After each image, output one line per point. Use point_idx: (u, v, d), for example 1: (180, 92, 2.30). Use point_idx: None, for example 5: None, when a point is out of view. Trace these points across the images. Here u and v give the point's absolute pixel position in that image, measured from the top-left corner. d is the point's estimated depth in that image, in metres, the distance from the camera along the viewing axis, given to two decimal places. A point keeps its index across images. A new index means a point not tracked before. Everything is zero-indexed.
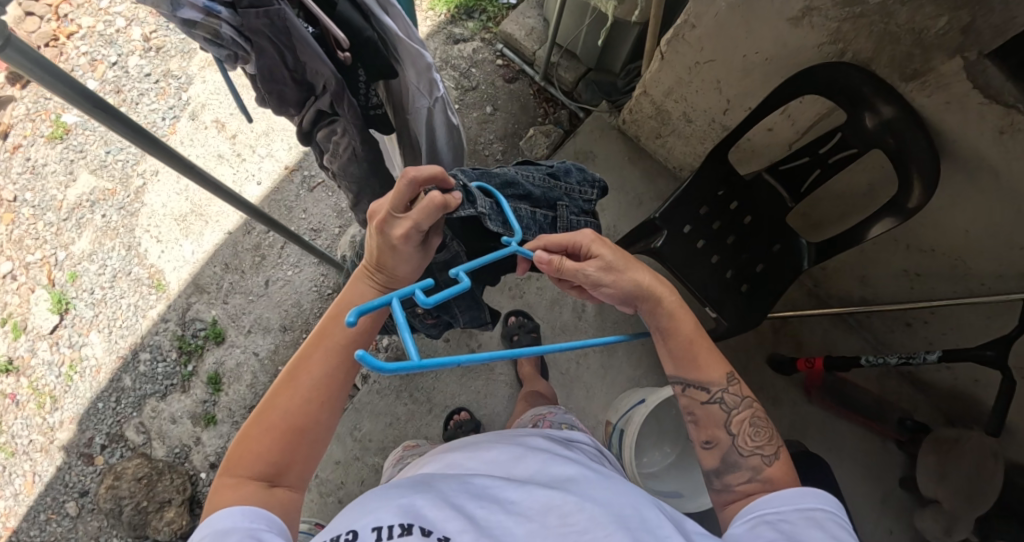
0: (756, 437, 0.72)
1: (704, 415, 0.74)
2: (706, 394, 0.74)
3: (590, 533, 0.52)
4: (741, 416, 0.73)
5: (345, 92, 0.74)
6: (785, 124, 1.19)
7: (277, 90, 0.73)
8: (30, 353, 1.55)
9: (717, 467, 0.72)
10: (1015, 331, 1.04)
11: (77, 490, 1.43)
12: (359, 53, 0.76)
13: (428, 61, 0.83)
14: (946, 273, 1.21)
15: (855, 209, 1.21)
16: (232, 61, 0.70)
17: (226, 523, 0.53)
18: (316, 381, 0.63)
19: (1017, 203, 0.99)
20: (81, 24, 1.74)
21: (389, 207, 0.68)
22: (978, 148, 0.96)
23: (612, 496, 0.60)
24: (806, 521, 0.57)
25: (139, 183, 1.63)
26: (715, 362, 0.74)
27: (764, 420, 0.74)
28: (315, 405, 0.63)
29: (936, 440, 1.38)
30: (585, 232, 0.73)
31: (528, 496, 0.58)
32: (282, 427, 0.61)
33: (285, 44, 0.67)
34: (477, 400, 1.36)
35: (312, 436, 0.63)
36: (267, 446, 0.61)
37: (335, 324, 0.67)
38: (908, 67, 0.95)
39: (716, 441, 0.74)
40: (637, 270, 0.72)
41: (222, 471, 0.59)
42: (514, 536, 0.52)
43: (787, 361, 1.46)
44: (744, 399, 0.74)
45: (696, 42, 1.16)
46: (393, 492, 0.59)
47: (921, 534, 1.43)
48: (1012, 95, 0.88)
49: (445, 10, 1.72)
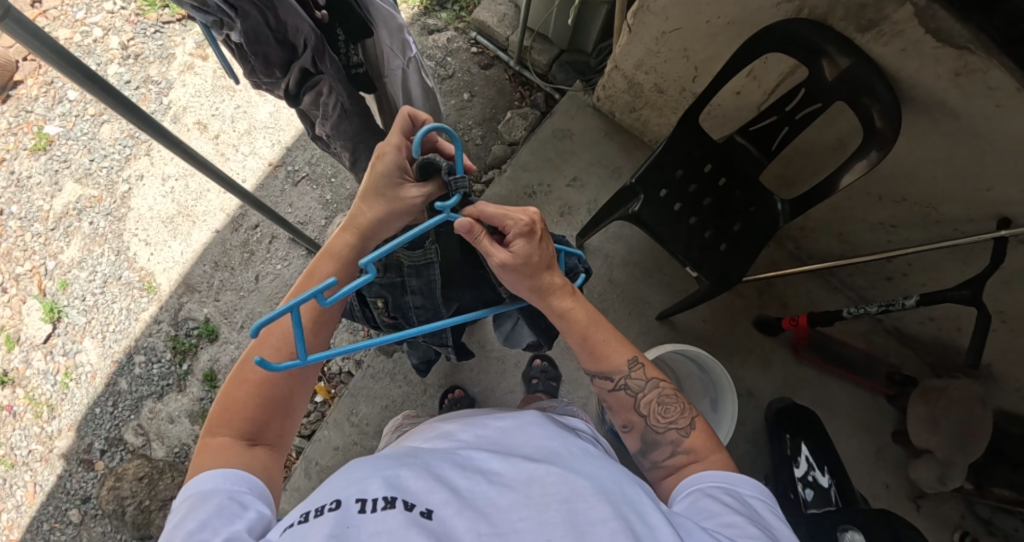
0: (666, 413, 0.78)
1: (614, 402, 0.80)
2: (611, 383, 0.79)
3: (572, 503, 0.52)
4: (649, 397, 0.79)
5: (323, 48, 0.76)
6: (752, 87, 1.23)
7: (262, 53, 0.74)
8: (25, 364, 1.55)
9: (640, 449, 0.79)
10: (988, 271, 1.07)
11: (79, 497, 1.43)
12: (336, 11, 0.78)
13: (400, 22, 0.85)
14: (918, 221, 1.26)
15: (824, 163, 1.25)
16: (217, 26, 0.70)
17: (207, 486, 0.54)
18: (289, 333, 0.65)
19: (979, 143, 1.02)
20: (57, 36, 1.76)
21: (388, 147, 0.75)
22: (937, 92, 1.00)
23: (594, 471, 0.60)
24: (743, 498, 0.64)
25: (124, 189, 1.65)
26: (618, 352, 0.78)
27: (673, 394, 0.80)
28: (286, 351, 0.64)
29: (923, 391, 1.41)
30: (518, 222, 0.69)
31: (514, 469, 0.58)
32: (259, 382, 0.63)
33: (268, 5, 0.69)
34: (470, 378, 1.37)
35: (289, 391, 0.65)
36: (245, 403, 0.62)
37: (309, 278, 0.69)
38: (864, 18, 0.99)
39: (632, 425, 0.80)
40: (551, 275, 0.73)
41: (204, 432, 0.61)
42: (499, 506, 0.52)
43: (773, 321, 1.49)
44: (650, 380, 0.79)
45: (661, 12, 1.19)
46: (377, 461, 0.58)
47: (916, 484, 1.46)
48: (963, 37, 0.91)
49: (418, 2, 1.75)
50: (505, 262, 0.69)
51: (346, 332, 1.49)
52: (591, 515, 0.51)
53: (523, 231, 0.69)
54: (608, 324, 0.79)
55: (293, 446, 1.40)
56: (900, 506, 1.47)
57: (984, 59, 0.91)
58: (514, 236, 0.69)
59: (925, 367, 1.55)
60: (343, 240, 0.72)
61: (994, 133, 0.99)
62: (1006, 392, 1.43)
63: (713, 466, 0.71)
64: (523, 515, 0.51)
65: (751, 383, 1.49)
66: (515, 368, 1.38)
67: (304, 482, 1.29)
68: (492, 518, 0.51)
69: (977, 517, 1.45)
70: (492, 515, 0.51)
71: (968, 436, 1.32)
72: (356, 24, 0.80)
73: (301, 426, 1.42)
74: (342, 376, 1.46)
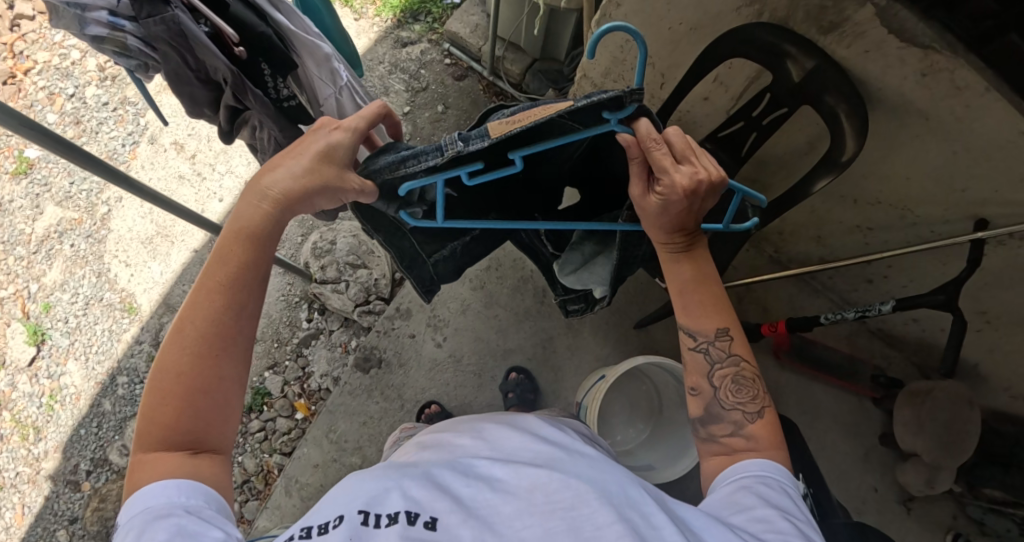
0: (738, 394, 0.71)
1: (689, 360, 0.74)
2: (693, 341, 0.73)
3: (578, 510, 0.46)
4: (725, 371, 0.72)
5: (247, 87, 0.72)
6: (719, 92, 1.23)
7: (187, 91, 0.74)
8: (10, 387, 1.57)
9: (702, 417, 0.73)
10: (964, 275, 1.05)
11: (66, 518, 1.42)
12: (255, 47, 0.74)
13: (327, 50, 0.86)
14: (895, 223, 1.24)
15: (796, 167, 1.24)
16: (143, 70, 0.72)
17: (154, 503, 0.48)
18: (204, 329, 0.54)
19: (951, 143, 1.00)
20: (37, 59, 1.79)
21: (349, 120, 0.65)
22: (903, 92, 0.98)
23: (595, 473, 0.54)
24: (781, 489, 0.60)
25: (104, 210, 1.67)
26: (712, 313, 0.71)
27: (752, 379, 0.72)
28: (207, 359, 0.54)
29: (909, 393, 1.36)
30: (676, 197, 0.63)
31: (516, 475, 0.53)
32: (181, 391, 0.53)
33: (185, 47, 0.67)
34: (447, 392, 1.37)
35: (222, 397, 0.55)
36: (172, 416, 0.52)
37: (216, 264, 0.56)
38: (824, 20, 0.98)
39: (700, 390, 0.74)
40: (664, 240, 0.71)
41: (137, 451, 0.53)
42: (503, 515, 0.48)
43: (753, 329, 1.48)
44: (732, 355, 0.72)
45: (623, 19, 1.21)
46: (378, 473, 0.55)
47: (905, 489, 1.43)
48: (925, 36, 0.88)
49: (392, 15, 1.78)
50: (638, 204, 0.68)
51: (325, 349, 1.51)
52: (597, 520, 0.45)
53: (671, 200, 0.63)
54: (721, 285, 0.73)
55: (274, 462, 1.42)
56: (889, 510, 1.45)
57: (949, 59, 0.88)
58: (661, 195, 0.64)
59: (912, 369, 1.52)
60: (258, 211, 0.58)
61: (962, 132, 0.96)
62: (993, 393, 1.41)
63: (770, 458, 0.65)
64: (527, 523, 0.46)
65: None
66: (492, 381, 1.38)
67: (284, 501, 1.28)
68: (496, 526, 0.47)
69: (968, 518, 1.42)
70: (497, 524, 0.47)
71: (955, 439, 1.30)
72: (280, 59, 0.77)
73: (281, 443, 1.43)
74: (322, 393, 1.48)
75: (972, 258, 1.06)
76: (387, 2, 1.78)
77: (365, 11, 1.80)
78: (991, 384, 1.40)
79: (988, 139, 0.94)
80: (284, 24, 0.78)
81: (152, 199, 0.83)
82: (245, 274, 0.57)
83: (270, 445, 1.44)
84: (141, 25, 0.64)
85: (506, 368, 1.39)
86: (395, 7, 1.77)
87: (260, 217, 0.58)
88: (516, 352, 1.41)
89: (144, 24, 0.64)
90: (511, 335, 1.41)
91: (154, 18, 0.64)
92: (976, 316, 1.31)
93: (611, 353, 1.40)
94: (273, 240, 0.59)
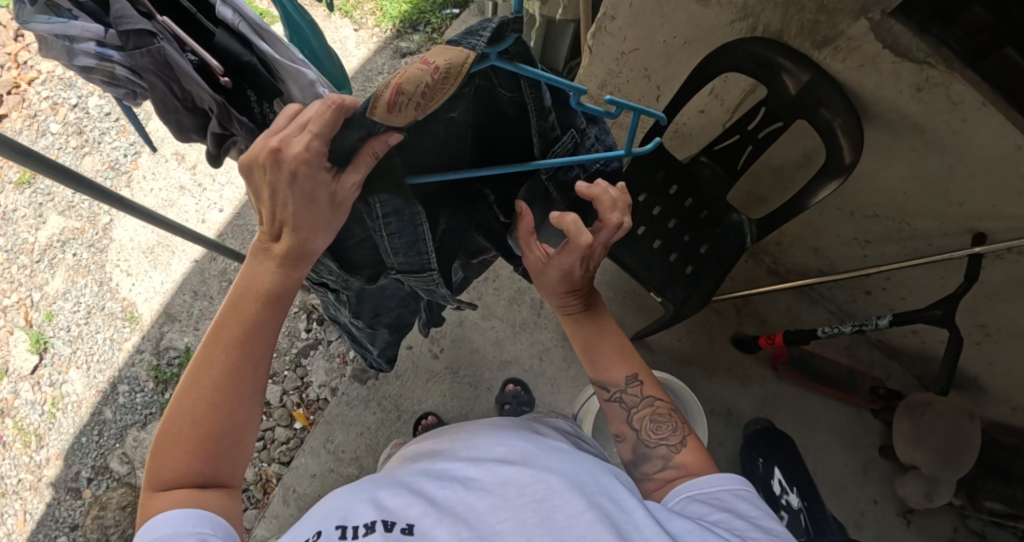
0: (659, 430, 0.73)
1: (607, 410, 0.77)
2: (607, 393, 0.76)
3: (548, 500, 0.47)
4: (642, 413, 0.75)
5: (233, 115, 0.66)
6: (715, 105, 1.23)
7: (174, 118, 0.68)
8: (12, 395, 1.58)
9: (631, 460, 0.74)
10: (962, 291, 1.04)
11: (67, 525, 1.43)
12: (239, 74, 0.68)
13: (310, 77, 0.72)
14: (892, 236, 1.24)
15: (792, 180, 1.24)
16: (133, 96, 0.70)
17: (167, 531, 0.47)
18: (219, 380, 0.54)
19: (948, 157, 0.99)
20: (40, 69, 1.81)
21: (316, 144, 0.46)
22: (899, 106, 0.97)
23: (566, 465, 0.54)
24: (736, 496, 0.59)
25: (105, 220, 1.70)
26: (617, 364, 0.76)
27: (669, 413, 0.74)
28: (225, 406, 0.54)
29: (908, 406, 1.36)
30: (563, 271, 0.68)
31: (489, 472, 0.52)
32: (197, 436, 0.53)
33: (171, 77, 0.62)
34: (444, 404, 1.38)
35: (236, 442, 0.55)
36: (183, 459, 0.52)
37: (232, 311, 0.56)
38: (818, 34, 0.97)
39: (624, 436, 0.76)
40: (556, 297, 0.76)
41: (146, 487, 0.52)
42: (477, 512, 0.47)
43: (750, 341, 1.49)
44: (646, 397, 0.75)
45: (618, 32, 1.20)
46: (352, 486, 0.55)
47: (904, 502, 1.42)
48: (920, 51, 0.88)
49: (391, 26, 1.80)
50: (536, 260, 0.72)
51: (323, 360, 1.52)
52: (568, 509, 0.45)
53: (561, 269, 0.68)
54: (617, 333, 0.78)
55: (272, 471, 1.43)
56: (889, 523, 1.44)
57: (945, 73, 0.87)
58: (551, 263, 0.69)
59: (912, 380, 1.53)
60: (274, 273, 0.56)
61: (959, 146, 0.95)
62: (994, 405, 1.40)
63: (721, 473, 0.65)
64: (502, 516, 0.46)
65: (731, 401, 1.51)
66: (488, 393, 1.39)
67: (281, 510, 1.29)
68: (472, 522, 0.46)
69: (969, 530, 1.41)
70: (471, 519, 0.46)
71: (956, 452, 1.28)
72: (266, 86, 0.71)
73: (280, 452, 1.44)
74: (320, 403, 1.49)
75: (972, 273, 1.04)
76: (386, 12, 1.80)
77: (364, 21, 1.81)
78: (991, 396, 1.40)
79: (984, 153, 0.93)
80: (269, 53, 0.67)
81: (149, 219, 0.85)
82: (260, 328, 0.56)
83: (269, 454, 1.44)
84: (128, 55, 0.60)
85: (502, 380, 1.40)
86: (394, 17, 1.79)
87: (273, 273, 0.56)
88: (512, 364, 1.42)
89: (130, 55, 0.59)
90: (508, 347, 1.43)
91: (141, 50, 0.59)
92: (976, 329, 1.30)
93: None
94: (290, 293, 0.59)
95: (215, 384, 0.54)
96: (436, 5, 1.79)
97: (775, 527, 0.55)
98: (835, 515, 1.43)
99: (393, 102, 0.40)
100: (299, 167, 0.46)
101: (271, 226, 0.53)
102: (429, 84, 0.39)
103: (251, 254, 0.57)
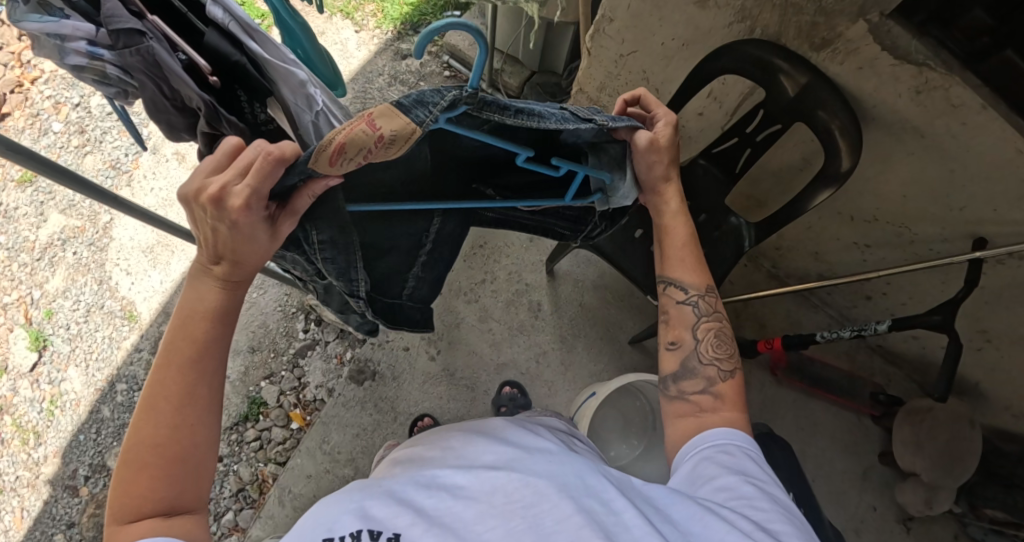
0: (717, 349, 0.74)
1: (674, 313, 0.78)
2: (683, 294, 0.77)
3: (536, 505, 0.47)
4: (709, 324, 0.76)
5: (222, 114, 0.66)
6: (713, 108, 1.23)
7: (164, 118, 0.68)
8: (11, 392, 1.59)
9: (675, 372, 0.75)
10: (963, 296, 1.03)
11: (64, 522, 1.43)
12: (228, 74, 0.69)
13: (301, 77, 0.72)
14: (892, 240, 1.23)
15: (792, 183, 1.23)
16: (124, 95, 0.70)
17: None
18: (176, 402, 0.55)
19: (949, 161, 0.98)
20: (43, 69, 1.83)
21: (257, 194, 0.49)
22: (897, 109, 0.96)
23: (555, 468, 0.54)
24: (742, 456, 0.61)
25: (105, 219, 1.71)
26: (698, 270, 0.77)
27: (731, 337, 0.76)
28: (185, 426, 0.55)
29: (908, 412, 1.34)
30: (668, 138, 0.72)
31: (476, 479, 0.52)
32: (160, 459, 0.53)
33: (159, 76, 0.62)
34: (440, 406, 1.37)
35: (200, 460, 0.55)
36: (148, 486, 0.52)
37: (181, 334, 0.56)
38: (816, 36, 0.96)
39: (681, 343, 0.77)
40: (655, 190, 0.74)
41: (112, 522, 0.52)
42: (465, 521, 0.46)
43: (750, 346, 1.45)
44: (716, 312, 0.77)
45: (617, 35, 1.24)
46: (341, 496, 0.54)
47: (905, 509, 1.41)
48: (920, 53, 0.87)
49: (392, 27, 1.81)
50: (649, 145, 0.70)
51: (320, 360, 1.52)
52: (556, 513, 0.45)
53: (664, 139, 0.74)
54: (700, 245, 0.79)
55: (268, 471, 1.42)
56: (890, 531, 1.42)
57: (945, 75, 0.86)
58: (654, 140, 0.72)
59: (913, 386, 1.51)
60: (220, 290, 0.58)
61: (960, 150, 0.94)
62: (995, 412, 1.39)
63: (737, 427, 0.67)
64: (490, 525, 0.46)
65: None
66: (485, 395, 1.38)
67: (277, 510, 1.28)
68: (458, 531, 0.45)
69: None
70: (459, 529, 0.46)
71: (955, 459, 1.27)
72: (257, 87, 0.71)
73: (276, 452, 1.44)
74: (318, 403, 1.48)
75: (972, 278, 1.03)
76: (387, 14, 1.82)
77: (365, 23, 1.83)
78: (993, 403, 1.38)
79: (984, 156, 0.92)
80: (259, 52, 0.67)
81: (145, 219, 0.85)
82: (210, 345, 0.57)
83: (265, 455, 1.44)
84: (118, 55, 0.60)
85: (499, 383, 1.39)
86: (395, 19, 1.80)
87: (216, 290, 0.57)
88: (509, 367, 1.41)
89: (119, 55, 0.59)
90: (505, 350, 1.43)
91: (130, 49, 0.59)
92: (976, 335, 1.28)
93: (605, 369, 1.41)
94: (238, 306, 0.60)
95: (174, 407, 0.55)
96: (437, 8, 1.80)
97: (779, 493, 0.57)
98: (835, 522, 1.42)
99: (335, 157, 0.46)
100: (241, 217, 0.50)
101: (210, 252, 0.54)
102: (372, 148, 0.46)
103: (191, 274, 0.58)
